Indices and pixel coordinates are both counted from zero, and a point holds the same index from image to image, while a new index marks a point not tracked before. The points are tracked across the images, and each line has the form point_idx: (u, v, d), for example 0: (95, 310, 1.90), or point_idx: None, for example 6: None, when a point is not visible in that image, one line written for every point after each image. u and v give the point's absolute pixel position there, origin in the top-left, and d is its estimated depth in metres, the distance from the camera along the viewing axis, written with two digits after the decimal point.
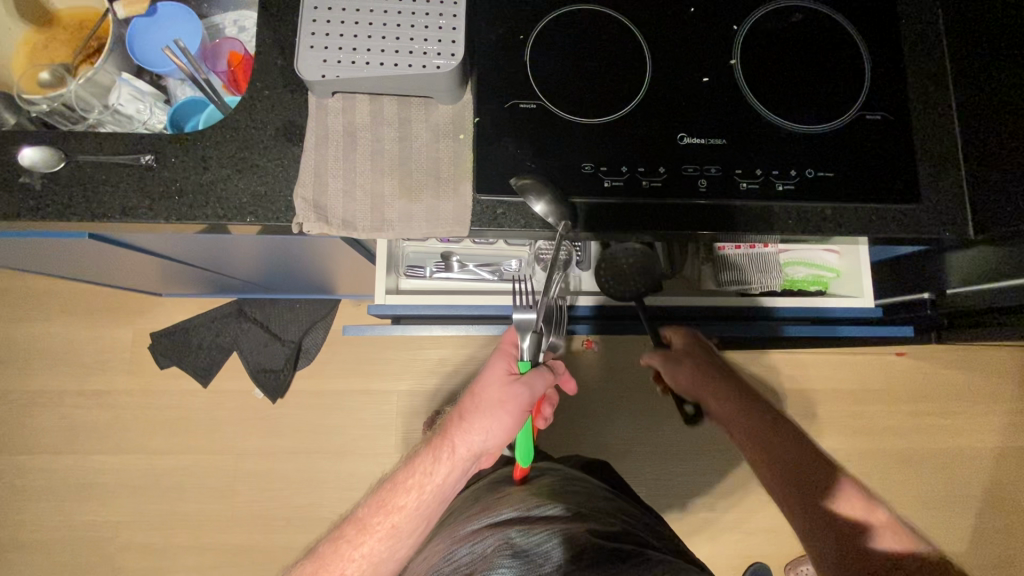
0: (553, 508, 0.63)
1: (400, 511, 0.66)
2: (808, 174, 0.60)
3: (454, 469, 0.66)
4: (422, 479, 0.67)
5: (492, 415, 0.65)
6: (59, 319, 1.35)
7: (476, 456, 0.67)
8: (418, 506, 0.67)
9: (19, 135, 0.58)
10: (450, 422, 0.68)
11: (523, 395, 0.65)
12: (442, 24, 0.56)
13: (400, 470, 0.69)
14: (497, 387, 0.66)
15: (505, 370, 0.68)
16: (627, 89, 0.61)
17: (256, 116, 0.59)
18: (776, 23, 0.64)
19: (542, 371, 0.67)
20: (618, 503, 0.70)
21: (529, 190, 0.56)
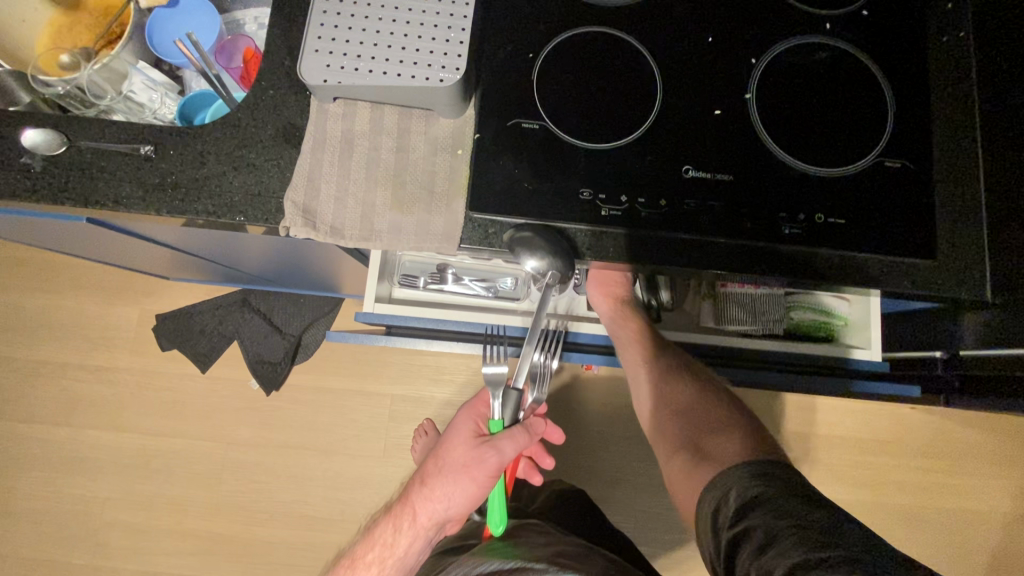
0: (494, 561, 0.58)
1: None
2: (817, 219, 0.57)
3: (418, 537, 0.72)
4: (386, 551, 0.72)
5: (455, 482, 0.71)
6: (70, 292, 1.38)
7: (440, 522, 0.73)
8: None
9: (24, 115, 0.58)
10: (415, 489, 0.74)
11: (487, 460, 0.70)
12: (449, 37, 0.55)
13: (366, 542, 0.75)
14: (461, 449, 0.73)
15: (471, 434, 0.75)
16: (635, 117, 0.59)
17: (258, 116, 0.59)
18: (797, 59, 0.61)
19: (512, 436, 0.73)
20: (559, 547, 0.65)
21: (520, 245, 0.57)
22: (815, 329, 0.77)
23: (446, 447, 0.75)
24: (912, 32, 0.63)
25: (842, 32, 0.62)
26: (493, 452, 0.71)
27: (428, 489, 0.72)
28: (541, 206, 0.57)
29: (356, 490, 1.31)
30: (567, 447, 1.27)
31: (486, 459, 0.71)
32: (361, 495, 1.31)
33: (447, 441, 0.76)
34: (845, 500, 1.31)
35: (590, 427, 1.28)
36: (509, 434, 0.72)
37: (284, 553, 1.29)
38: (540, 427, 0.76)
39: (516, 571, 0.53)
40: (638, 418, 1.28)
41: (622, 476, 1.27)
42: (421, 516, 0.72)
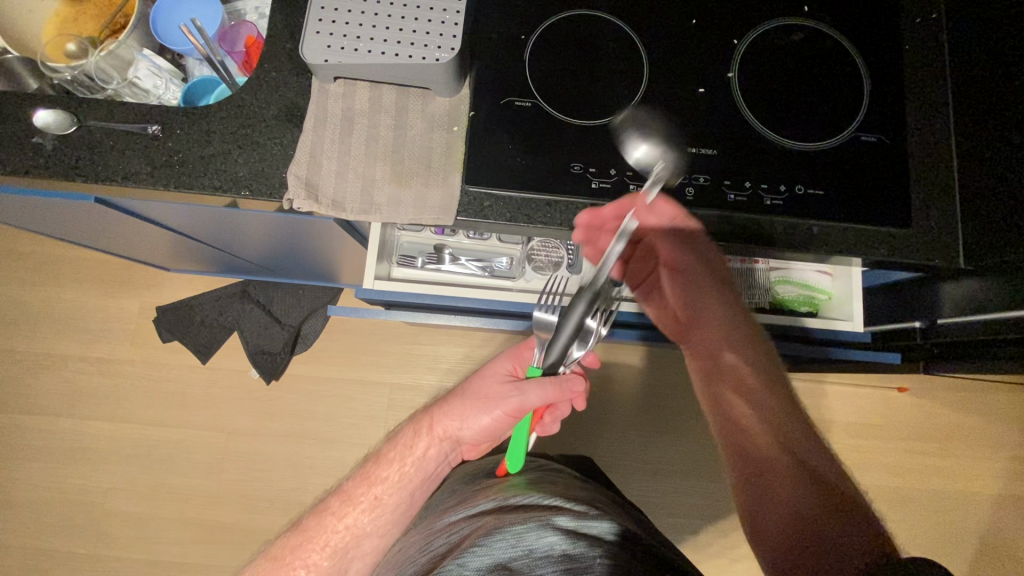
0: (531, 495, 0.62)
1: (382, 482, 0.70)
2: (797, 190, 0.60)
3: (434, 447, 0.72)
4: (403, 453, 0.72)
5: (475, 407, 0.71)
6: (71, 286, 1.40)
7: (456, 439, 0.73)
8: (398, 479, 0.71)
9: (35, 97, 0.60)
10: (441, 404, 0.75)
11: (510, 397, 0.67)
12: (445, 19, 0.57)
13: (388, 445, 0.74)
14: (489, 381, 0.72)
15: (505, 369, 0.73)
16: (623, 95, 0.62)
17: (261, 97, 0.62)
18: (777, 40, 0.64)
19: (541, 382, 0.66)
20: (592, 492, 0.70)
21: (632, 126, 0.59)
22: (801, 304, 0.79)
23: (480, 378, 0.74)
24: (886, 15, 0.66)
25: (820, 14, 0.65)
26: (518, 392, 0.66)
27: (451, 405, 0.73)
28: (534, 179, 0.59)
29: None
30: (564, 432, 1.30)
31: (512, 396, 0.67)
32: None
33: (482, 372, 0.74)
34: None
35: (586, 412, 1.31)
36: (540, 379, 0.66)
37: None
38: (576, 385, 0.67)
39: (554, 509, 0.59)
40: (633, 402, 1.31)
41: (618, 460, 1.29)
42: (440, 427, 0.73)
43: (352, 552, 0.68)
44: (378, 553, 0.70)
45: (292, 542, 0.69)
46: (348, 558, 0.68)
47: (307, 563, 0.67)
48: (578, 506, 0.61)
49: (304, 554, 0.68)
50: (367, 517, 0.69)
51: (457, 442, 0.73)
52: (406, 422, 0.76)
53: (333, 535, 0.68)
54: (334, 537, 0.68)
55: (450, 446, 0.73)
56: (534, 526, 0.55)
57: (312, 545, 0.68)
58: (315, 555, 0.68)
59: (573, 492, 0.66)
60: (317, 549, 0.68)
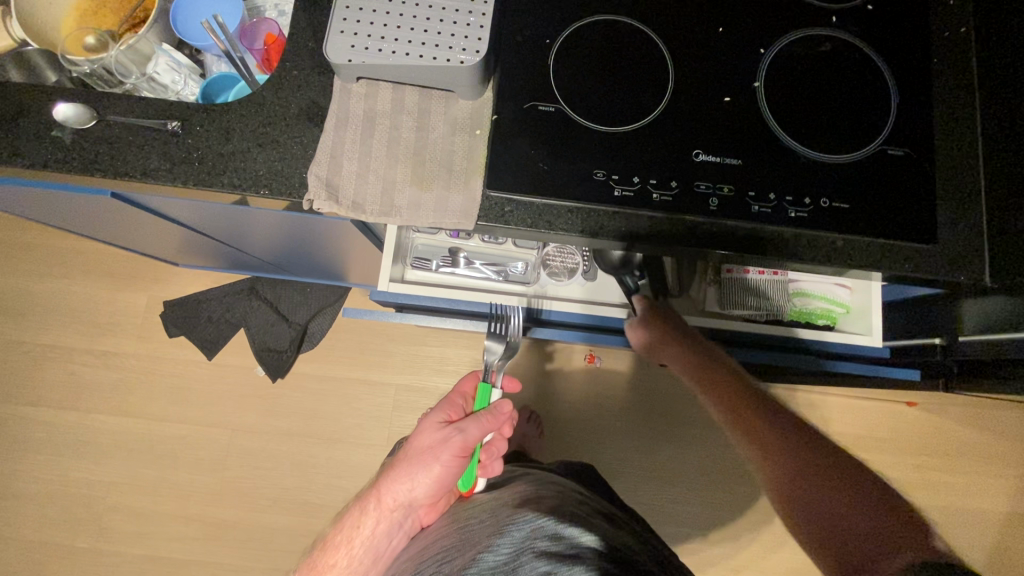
0: (525, 518, 0.62)
1: (331, 569, 0.75)
2: (822, 204, 0.59)
3: (382, 520, 0.76)
4: (349, 538, 0.76)
5: (417, 465, 0.74)
6: (79, 278, 1.39)
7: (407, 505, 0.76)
8: (348, 562, 0.75)
9: (54, 90, 0.60)
10: (386, 474, 0.78)
11: (451, 439, 0.74)
12: (471, 21, 0.57)
13: (335, 534, 0.78)
14: (427, 433, 0.76)
15: (440, 418, 0.78)
16: (646, 103, 0.61)
17: (282, 94, 0.61)
18: (803, 50, 0.64)
19: (477, 417, 0.75)
20: (589, 503, 0.71)
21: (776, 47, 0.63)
22: (818, 317, 0.77)
23: (417, 433, 0.78)
24: (915, 28, 0.65)
25: (847, 25, 0.65)
26: (459, 430, 0.74)
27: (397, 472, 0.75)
28: (555, 187, 0.59)
29: (357, 478, 1.32)
30: (569, 438, 1.29)
31: (453, 437, 0.74)
32: (364, 483, 1.32)
33: (419, 427, 0.79)
34: None
35: (592, 418, 1.30)
36: (475, 416, 0.75)
37: (285, 540, 1.30)
38: (505, 407, 0.77)
39: (545, 535, 0.59)
40: (639, 410, 1.31)
41: (622, 467, 1.29)
42: (389, 500, 0.76)
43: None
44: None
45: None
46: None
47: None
48: (569, 526, 0.61)
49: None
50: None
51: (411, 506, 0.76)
52: (353, 504, 0.80)
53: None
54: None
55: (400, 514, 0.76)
56: (519, 553, 0.57)
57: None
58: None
59: (565, 506, 0.67)
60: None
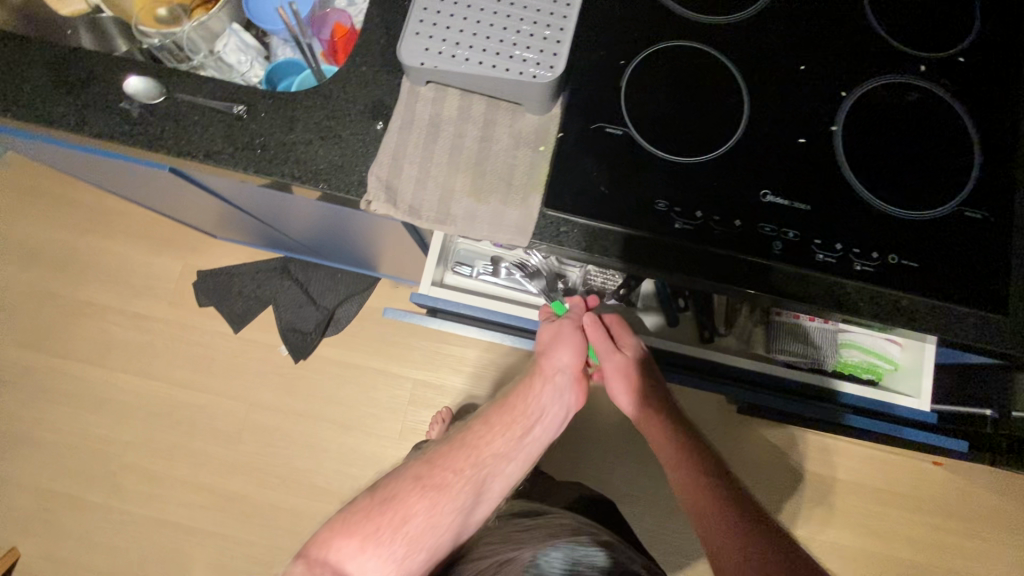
0: (592, 549, 0.59)
1: (510, 410, 0.71)
2: (890, 260, 0.57)
3: (547, 387, 0.72)
4: (526, 396, 0.72)
5: (558, 338, 0.73)
6: (119, 239, 1.42)
7: (567, 370, 0.72)
8: (525, 412, 0.71)
9: (127, 62, 0.60)
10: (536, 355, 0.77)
11: (566, 322, 0.73)
12: (547, 35, 0.56)
13: (505, 398, 0.73)
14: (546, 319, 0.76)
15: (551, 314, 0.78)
16: (718, 135, 0.59)
17: (349, 90, 0.60)
18: (887, 97, 0.61)
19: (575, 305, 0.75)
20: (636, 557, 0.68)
21: (857, 90, 0.61)
22: (864, 371, 0.76)
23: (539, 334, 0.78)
24: (1007, 87, 0.62)
25: (935, 75, 0.62)
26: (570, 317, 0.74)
27: (540, 344, 0.72)
28: (615, 214, 0.57)
29: (368, 467, 1.33)
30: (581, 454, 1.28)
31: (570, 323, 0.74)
32: (372, 473, 1.33)
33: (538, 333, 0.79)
34: (856, 547, 1.29)
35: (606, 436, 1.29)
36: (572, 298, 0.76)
37: (291, 520, 1.31)
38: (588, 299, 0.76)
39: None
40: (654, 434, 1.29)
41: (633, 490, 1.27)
42: (548, 365, 0.72)
43: (487, 482, 0.67)
44: (503, 491, 0.69)
45: (358, 518, 0.60)
46: (477, 500, 0.66)
47: (411, 517, 0.61)
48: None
49: (372, 553, 0.58)
50: (506, 449, 0.69)
51: (570, 374, 0.72)
52: (514, 383, 0.75)
53: (475, 468, 0.66)
54: (466, 472, 0.66)
55: (563, 382, 0.72)
56: None
57: (412, 497, 0.62)
58: (456, 489, 0.64)
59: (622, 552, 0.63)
60: (453, 473, 0.65)
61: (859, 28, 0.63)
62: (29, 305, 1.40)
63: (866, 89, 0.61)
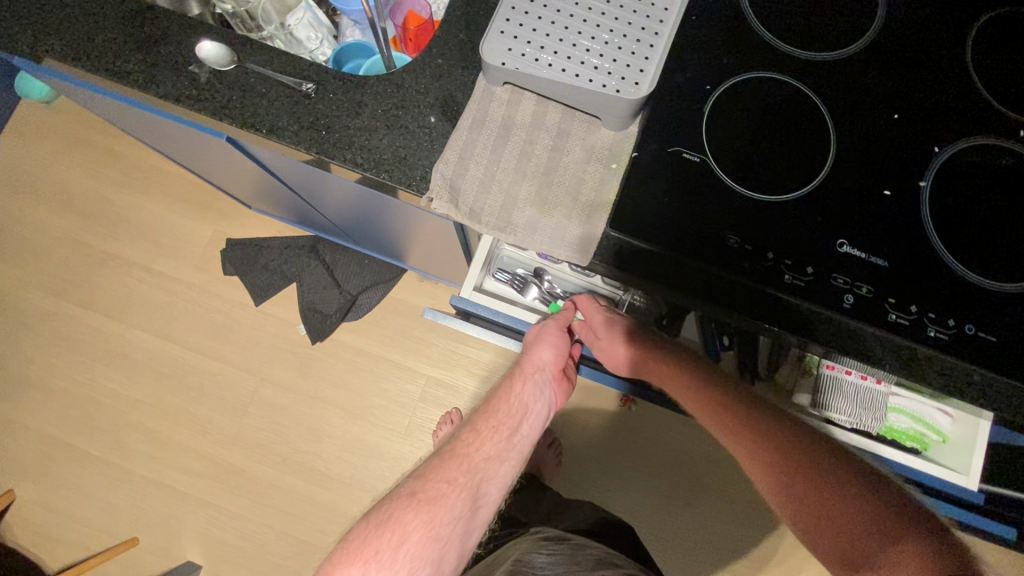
0: None
1: (496, 412, 0.67)
2: (966, 330, 0.53)
3: (529, 383, 0.70)
4: (507, 395, 0.69)
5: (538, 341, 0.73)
6: (154, 196, 1.42)
7: (547, 366, 0.72)
8: (510, 412, 0.67)
9: (201, 25, 0.59)
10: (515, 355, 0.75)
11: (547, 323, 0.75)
12: (635, 50, 0.54)
13: (488, 399, 0.70)
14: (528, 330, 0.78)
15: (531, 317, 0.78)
16: (799, 177, 0.56)
17: (421, 81, 0.58)
18: (981, 159, 0.58)
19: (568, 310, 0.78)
20: None
21: (950, 148, 0.58)
22: (909, 438, 0.73)
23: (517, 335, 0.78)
24: None
25: None
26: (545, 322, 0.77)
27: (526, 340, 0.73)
28: (681, 244, 0.54)
29: (370, 458, 1.31)
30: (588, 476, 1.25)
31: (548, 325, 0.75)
32: (374, 465, 1.31)
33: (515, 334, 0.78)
34: None
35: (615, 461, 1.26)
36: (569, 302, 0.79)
37: (287, 500, 1.30)
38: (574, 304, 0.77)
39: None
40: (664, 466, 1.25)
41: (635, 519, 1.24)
42: (530, 361, 0.72)
43: (483, 488, 0.62)
44: (501, 494, 0.65)
45: (354, 544, 0.55)
46: (473, 510, 0.61)
47: (410, 535, 0.56)
48: None
49: None
50: (497, 452, 0.65)
51: (550, 370, 0.72)
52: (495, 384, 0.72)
53: (467, 475, 0.62)
54: (460, 480, 0.61)
55: (543, 377, 0.71)
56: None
57: (408, 514, 0.57)
58: (451, 500, 0.59)
59: None
60: (446, 484, 0.60)
61: (959, 83, 0.60)
62: (58, 251, 1.40)
63: (960, 148, 0.58)
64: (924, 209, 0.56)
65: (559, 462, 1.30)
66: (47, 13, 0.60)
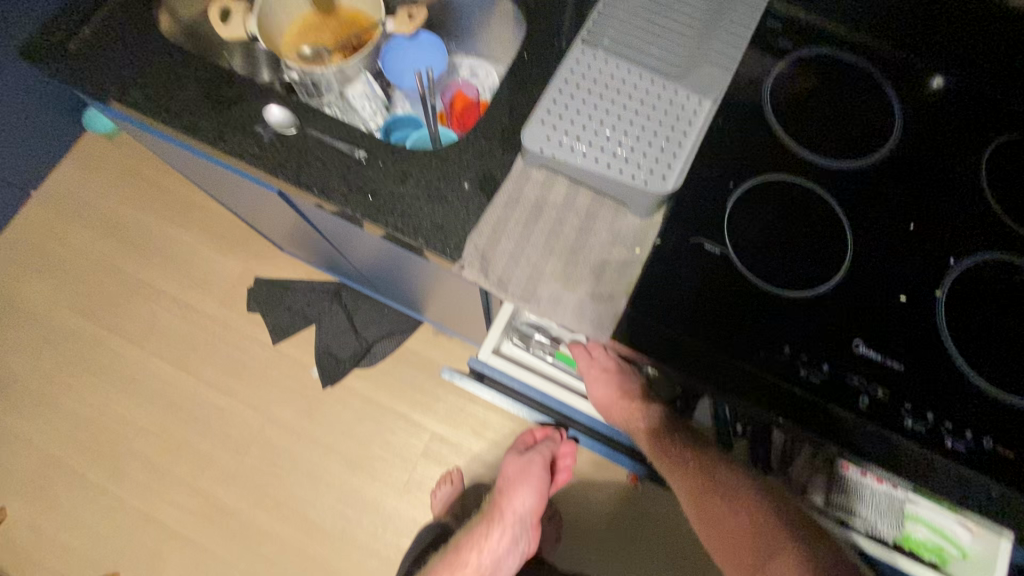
0: None
1: (467, 563, 0.96)
2: (985, 444, 0.53)
3: (503, 534, 0.97)
4: (483, 543, 0.97)
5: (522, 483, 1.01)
6: (194, 231, 1.49)
7: (525, 513, 0.99)
8: (480, 561, 0.96)
9: (272, 93, 0.65)
10: (501, 499, 1.01)
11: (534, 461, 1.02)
12: (665, 147, 0.58)
13: (463, 551, 0.98)
14: (515, 464, 1.04)
15: (517, 454, 1.07)
16: (816, 276, 0.59)
17: (464, 157, 0.63)
18: (996, 274, 0.60)
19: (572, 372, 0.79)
20: None
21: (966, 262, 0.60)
22: (928, 551, 0.70)
23: (505, 467, 1.06)
24: None
25: None
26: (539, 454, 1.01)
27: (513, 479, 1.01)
28: (700, 332, 0.56)
29: (365, 512, 1.28)
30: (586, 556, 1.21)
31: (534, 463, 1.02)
32: (368, 520, 1.28)
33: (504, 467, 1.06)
34: None
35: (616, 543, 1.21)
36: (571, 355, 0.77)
37: (276, 548, 1.26)
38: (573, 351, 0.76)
39: None
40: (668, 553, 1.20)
41: None
42: (512, 510, 0.98)
43: None
44: None
45: None
46: None
47: None
48: None
49: None
50: None
51: (524, 518, 0.99)
52: (477, 524, 1.01)
53: None
54: None
55: (519, 525, 0.98)
56: None
57: None
58: None
59: None
60: None
61: (975, 199, 0.63)
62: (94, 275, 1.46)
63: (975, 262, 0.60)
64: (940, 317, 0.57)
65: (558, 537, 1.25)
66: (138, 71, 0.67)
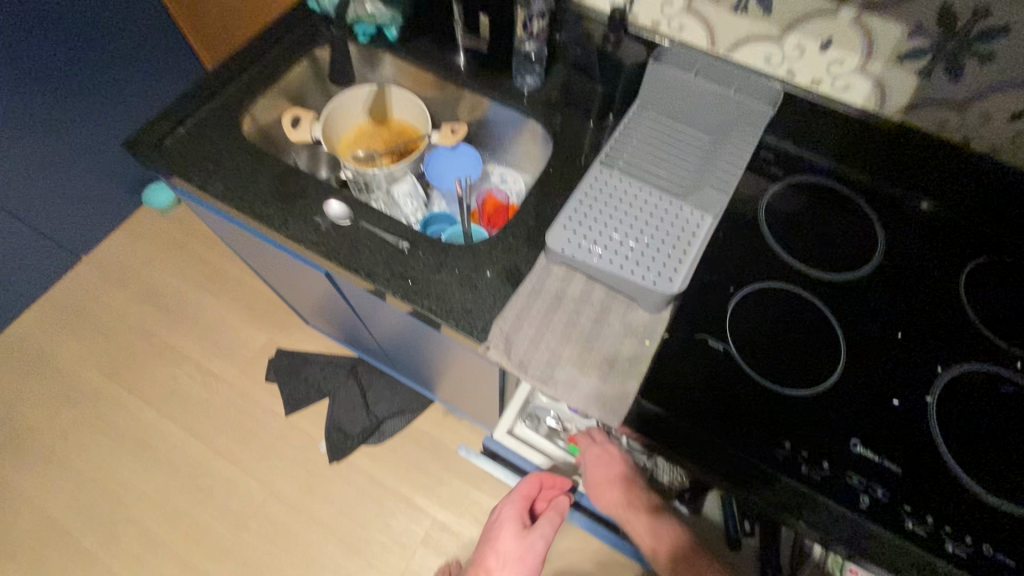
0: None
1: None
2: (985, 550, 0.54)
3: None
4: None
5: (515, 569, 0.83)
6: (226, 302, 1.58)
7: None
8: None
9: (333, 190, 0.76)
10: None
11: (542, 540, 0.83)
12: (672, 253, 0.66)
13: None
14: (518, 544, 0.83)
15: (518, 523, 0.84)
16: (812, 376, 0.63)
17: (494, 252, 0.72)
18: (982, 383, 0.64)
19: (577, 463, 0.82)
20: None
21: (952, 370, 0.65)
22: None
23: (499, 539, 0.84)
24: None
25: None
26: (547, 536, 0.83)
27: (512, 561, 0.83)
28: (704, 422, 0.60)
29: None
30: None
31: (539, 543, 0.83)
32: None
33: (499, 537, 0.84)
34: None
35: None
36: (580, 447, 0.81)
37: None
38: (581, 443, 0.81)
39: None
40: None
41: None
42: None
43: None
44: None
45: None
46: None
47: None
48: None
49: None
50: None
51: None
52: None
53: None
54: None
55: None
56: None
57: None
58: None
59: None
60: None
61: (955, 313, 0.69)
62: (126, 337, 1.53)
63: (960, 371, 0.65)
64: (932, 421, 0.61)
65: None
66: (221, 166, 0.79)
